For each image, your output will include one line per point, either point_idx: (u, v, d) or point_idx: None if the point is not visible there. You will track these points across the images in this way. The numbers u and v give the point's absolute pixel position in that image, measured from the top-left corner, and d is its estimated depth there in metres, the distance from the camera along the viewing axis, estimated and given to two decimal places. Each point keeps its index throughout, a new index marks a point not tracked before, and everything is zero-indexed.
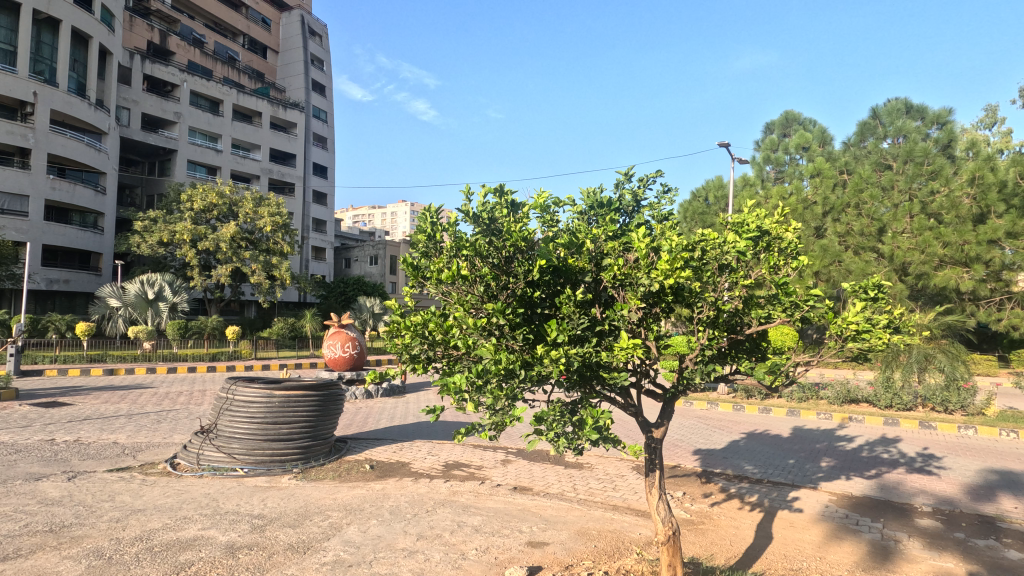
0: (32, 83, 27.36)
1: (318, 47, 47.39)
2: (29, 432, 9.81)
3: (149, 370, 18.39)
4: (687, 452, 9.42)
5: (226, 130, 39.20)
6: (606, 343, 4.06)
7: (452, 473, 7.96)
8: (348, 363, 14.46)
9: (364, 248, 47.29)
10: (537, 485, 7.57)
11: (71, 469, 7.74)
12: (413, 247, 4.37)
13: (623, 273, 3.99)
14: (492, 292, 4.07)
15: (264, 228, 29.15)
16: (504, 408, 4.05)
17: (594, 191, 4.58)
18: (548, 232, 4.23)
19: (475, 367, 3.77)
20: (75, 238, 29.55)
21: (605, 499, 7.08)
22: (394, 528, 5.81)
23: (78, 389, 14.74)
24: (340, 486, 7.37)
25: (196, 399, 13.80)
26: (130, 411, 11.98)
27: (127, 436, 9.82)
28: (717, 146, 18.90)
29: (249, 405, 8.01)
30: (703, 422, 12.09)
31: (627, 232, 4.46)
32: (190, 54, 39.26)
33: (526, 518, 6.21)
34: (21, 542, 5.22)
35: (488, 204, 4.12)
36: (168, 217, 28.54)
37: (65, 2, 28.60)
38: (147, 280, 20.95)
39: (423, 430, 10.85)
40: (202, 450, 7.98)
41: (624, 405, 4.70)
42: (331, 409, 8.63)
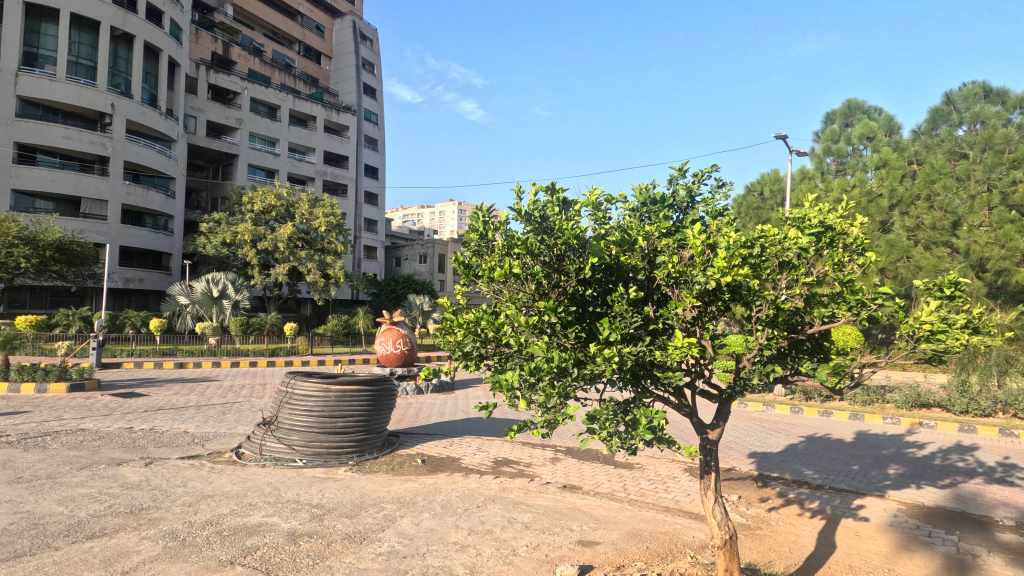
0: (110, 96, 29.32)
1: (368, 51, 48.70)
2: (111, 420, 10.57)
3: (214, 364, 19.46)
4: (742, 455, 9.12)
5: (284, 134, 40.82)
6: (659, 342, 4.00)
7: (501, 470, 8.03)
8: (399, 359, 14.74)
9: (414, 247, 48.53)
10: (586, 484, 7.53)
11: (146, 456, 8.28)
12: (465, 246, 4.44)
13: (678, 271, 3.92)
14: (544, 289, 4.07)
15: (319, 228, 30.19)
16: (555, 406, 4.06)
17: (646, 188, 4.55)
18: (599, 229, 4.22)
19: (528, 364, 3.78)
20: (148, 239, 31.51)
21: (657, 500, 6.97)
22: (446, 522, 5.92)
23: (151, 380, 15.76)
24: (393, 479, 7.57)
25: (257, 392, 14.48)
26: (198, 402, 12.74)
27: (197, 426, 10.42)
28: (773, 138, 18.15)
29: (307, 399, 8.33)
30: (758, 424, 11.70)
31: (682, 228, 4.40)
32: (250, 63, 41.08)
33: (576, 517, 6.19)
34: (106, 522, 5.64)
35: (539, 202, 4.14)
36: (231, 219, 29.98)
37: (138, 18, 30.59)
38: (212, 278, 22.12)
39: (472, 426, 10.98)
40: (265, 441, 8.36)
41: (677, 406, 4.61)
42: (385, 405, 8.88)
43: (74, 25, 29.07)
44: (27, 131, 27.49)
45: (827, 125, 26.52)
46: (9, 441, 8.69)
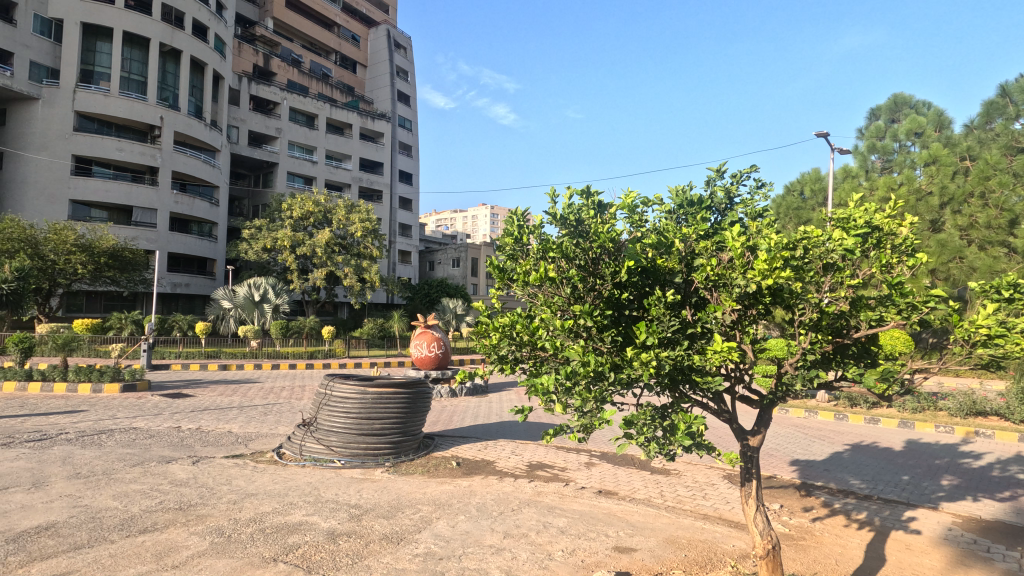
0: (159, 109, 30.68)
1: (402, 59, 49.57)
2: (160, 419, 11.04)
3: (256, 366, 20.05)
4: (783, 463, 8.86)
5: (321, 142, 41.88)
6: (698, 346, 3.92)
7: (536, 474, 8.01)
8: (433, 362, 14.91)
9: (447, 251, 49.12)
10: (622, 490, 7.43)
11: (194, 454, 8.60)
12: (500, 250, 4.47)
13: (717, 274, 3.86)
14: (579, 293, 4.06)
15: (355, 234, 30.83)
16: (592, 410, 4.04)
17: (682, 190, 4.50)
18: (634, 232, 4.19)
19: (564, 368, 3.77)
20: (194, 246, 32.77)
21: (695, 507, 6.82)
22: (481, 525, 5.94)
23: (196, 381, 16.38)
24: (429, 481, 7.66)
25: (297, 393, 14.89)
26: (242, 403, 13.17)
27: (240, 426, 10.77)
28: (813, 136, 17.61)
29: (345, 401, 8.51)
30: (800, 431, 11.34)
31: (720, 230, 4.33)
32: (289, 74, 42.33)
33: (612, 522, 6.13)
34: (158, 517, 5.89)
35: (574, 206, 4.14)
36: (271, 225, 30.89)
37: (185, 34, 31.96)
38: (253, 283, 22.89)
39: (506, 429, 11.00)
40: (304, 442, 8.57)
41: (717, 412, 4.52)
42: (420, 407, 9.00)
43: (126, 42, 30.57)
44: (84, 144, 29.04)
45: (871, 122, 25.59)
46: (68, 438, 9.17)
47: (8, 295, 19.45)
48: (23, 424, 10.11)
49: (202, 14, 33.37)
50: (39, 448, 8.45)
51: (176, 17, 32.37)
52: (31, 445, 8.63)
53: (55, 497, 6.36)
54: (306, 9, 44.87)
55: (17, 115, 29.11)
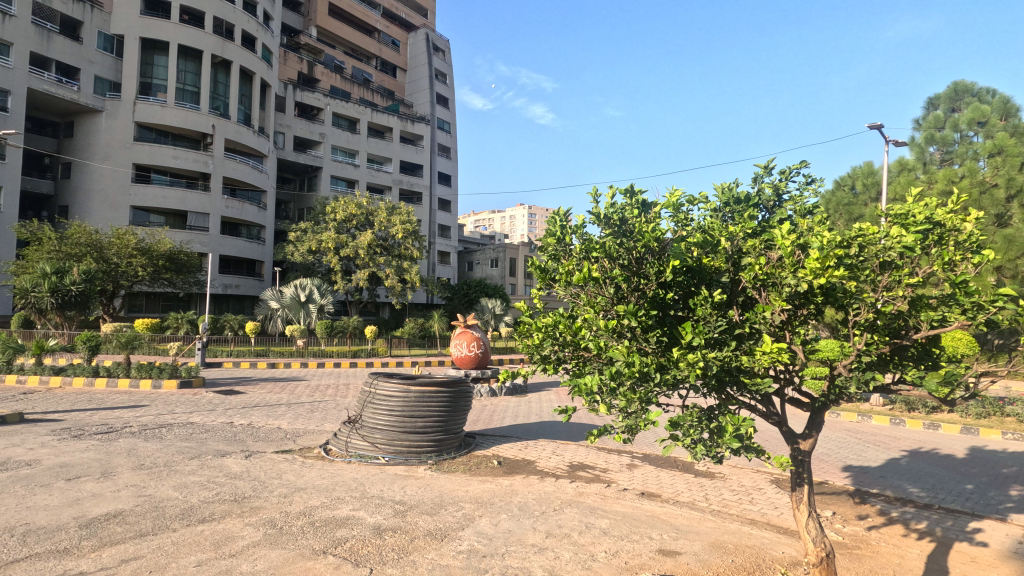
0: (211, 118, 32.08)
1: (441, 62, 50.25)
2: (215, 415, 11.55)
3: (302, 365, 20.68)
4: (835, 468, 8.54)
5: (363, 146, 42.85)
6: (746, 347, 3.83)
7: (577, 475, 7.99)
8: (473, 362, 15.06)
9: (485, 252, 49.50)
10: (665, 492, 7.34)
11: (246, 449, 8.97)
12: (542, 250, 4.48)
13: (766, 273, 3.78)
14: (623, 293, 4.04)
15: (396, 235, 31.40)
16: (637, 411, 4.01)
17: (729, 187, 4.44)
18: (679, 231, 4.14)
19: (608, 369, 3.75)
20: (243, 248, 34.07)
21: (741, 512, 6.66)
22: (524, 524, 5.97)
23: (248, 379, 17.08)
24: (470, 479, 7.75)
25: (342, 391, 15.32)
26: (290, 400, 13.65)
27: (288, 422, 11.17)
28: (866, 128, 16.77)
29: (388, 399, 8.68)
30: (854, 436, 10.89)
31: (768, 228, 4.23)
32: (333, 80, 43.49)
33: (656, 525, 6.05)
34: (215, 508, 6.17)
35: (617, 206, 4.12)
36: (316, 228, 31.79)
37: (235, 45, 33.32)
38: (300, 283, 23.71)
39: (547, 429, 11.01)
40: (350, 439, 8.79)
41: (766, 414, 4.41)
42: (461, 406, 9.11)
43: (181, 55, 32.09)
44: (143, 153, 30.63)
45: (929, 112, 24.29)
46: (132, 431, 9.72)
47: (75, 296, 20.75)
48: (92, 418, 10.78)
49: (250, 26, 34.74)
50: (106, 440, 8.98)
51: (227, 29, 33.79)
52: (100, 437, 9.21)
53: (122, 486, 6.75)
54: (347, 16, 45.99)
55: (83, 127, 30.99)
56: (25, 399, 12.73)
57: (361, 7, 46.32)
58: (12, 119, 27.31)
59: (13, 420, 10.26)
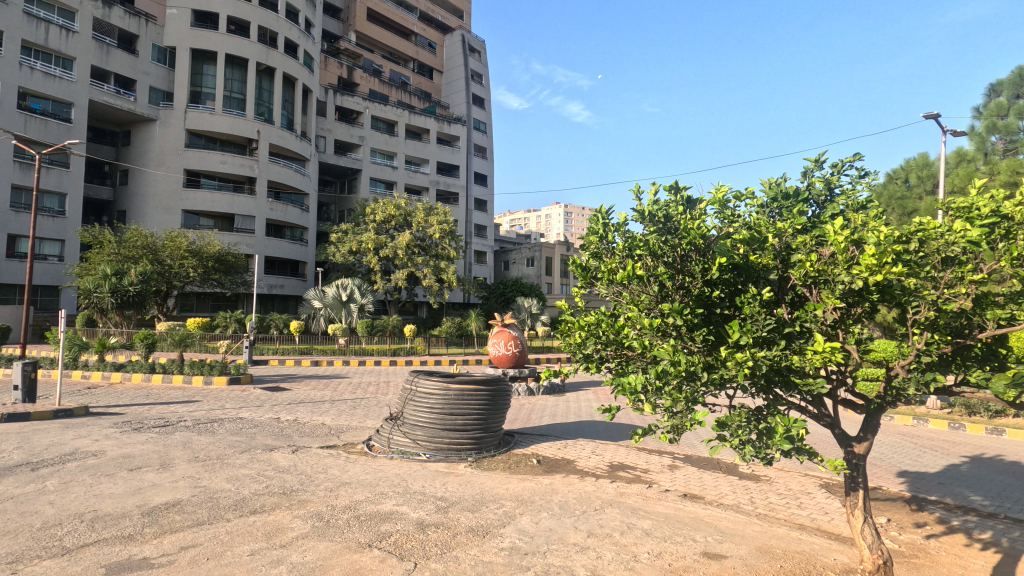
0: (256, 123, 33.23)
1: (476, 63, 50.61)
2: (262, 411, 11.98)
3: (344, 363, 21.23)
4: (889, 474, 8.19)
5: (401, 148, 43.53)
6: (796, 346, 3.73)
7: (618, 475, 7.92)
8: (510, 361, 15.12)
9: (521, 251, 49.58)
10: (708, 494, 7.19)
11: (293, 444, 9.26)
12: (584, 248, 4.49)
13: (817, 270, 3.67)
14: (666, 291, 3.99)
15: (433, 236, 31.78)
16: (682, 411, 3.96)
17: (777, 182, 4.36)
18: (725, 227, 4.08)
19: (653, 368, 3.71)
20: (287, 250, 35.15)
21: (789, 516, 6.47)
22: (565, 523, 5.96)
23: (293, 376, 17.58)
24: (511, 477, 7.78)
25: (382, 389, 15.63)
26: (333, 397, 14.00)
27: (332, 419, 11.48)
28: (922, 117, 15.93)
29: (429, 397, 8.81)
30: (909, 440, 10.42)
31: (818, 224, 4.11)
32: (371, 83, 44.32)
33: (699, 527, 5.95)
34: (265, 500, 6.40)
35: (660, 202, 4.09)
36: (356, 229, 32.49)
37: (279, 53, 34.41)
38: (341, 283, 24.32)
39: (585, 429, 10.97)
40: (392, 435, 8.93)
41: (816, 416, 4.28)
42: (500, 404, 9.18)
43: (228, 64, 33.36)
44: (194, 159, 31.98)
45: (990, 99, 22.97)
46: (186, 425, 10.17)
47: (133, 296, 21.84)
48: (150, 411, 11.35)
49: (293, 33, 35.81)
50: (164, 434, 9.43)
51: (270, 37, 34.91)
52: (158, 430, 9.68)
53: (179, 477, 7.08)
54: (385, 21, 46.82)
55: (139, 136, 32.56)
56: (90, 393, 13.51)
57: (398, 10, 47.08)
58: (75, 130, 29.35)
59: (80, 413, 10.90)
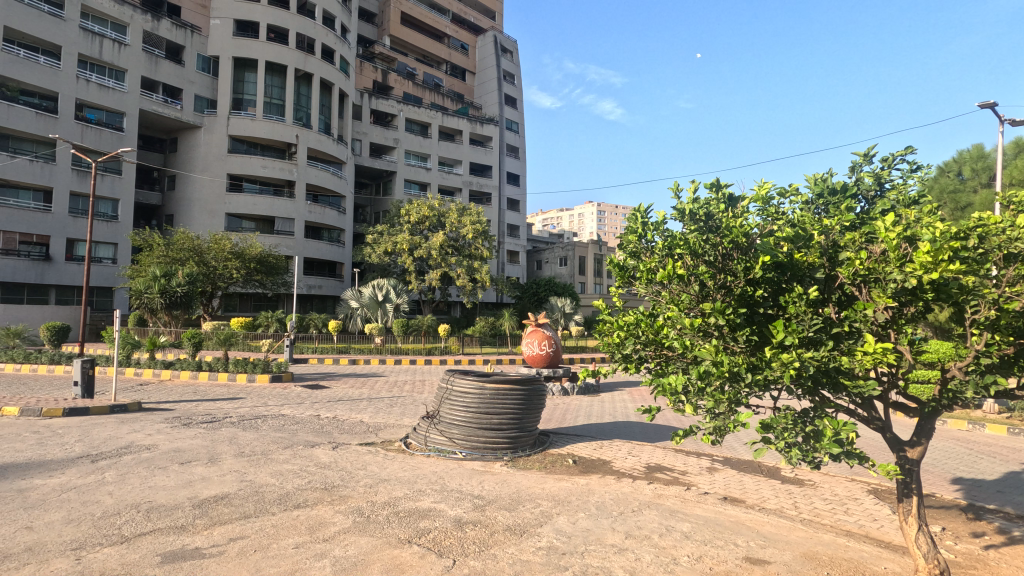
0: (295, 128, 34.16)
1: (509, 63, 50.74)
2: (303, 408, 12.31)
3: (381, 361, 21.59)
4: (943, 480, 7.83)
5: (434, 149, 44.02)
6: (845, 346, 3.62)
7: (655, 476, 7.84)
8: (545, 360, 15.09)
9: (554, 250, 49.44)
10: (750, 498, 7.02)
11: (333, 440, 9.48)
12: (622, 247, 4.46)
13: (867, 268, 3.54)
14: (707, 291, 3.93)
15: (466, 236, 32.02)
16: (725, 412, 3.89)
17: (823, 178, 4.26)
18: (768, 225, 3.99)
19: (695, 369, 3.66)
20: (325, 251, 35.98)
21: (836, 522, 6.26)
22: (602, 524, 5.93)
23: (332, 374, 18.00)
24: (546, 477, 7.78)
25: (418, 387, 15.86)
26: (371, 395, 14.27)
27: (370, 416, 11.72)
28: (978, 105, 15.14)
29: (465, 396, 8.89)
30: (964, 446, 9.93)
31: (867, 221, 3.98)
32: (405, 86, 44.95)
33: (740, 531, 5.82)
34: (308, 495, 6.58)
35: (701, 200, 4.03)
36: (391, 230, 33.01)
37: (316, 59, 35.29)
38: (377, 284, 24.75)
39: (621, 429, 10.88)
40: (429, 434, 9.04)
41: (867, 419, 4.15)
42: (535, 404, 9.18)
43: (268, 71, 34.39)
44: (237, 165, 33.09)
45: None
46: (232, 421, 10.54)
47: (181, 296, 22.78)
48: (198, 408, 11.81)
49: (329, 39, 36.67)
50: (211, 429, 9.80)
51: (308, 44, 35.82)
52: (206, 425, 10.08)
53: (226, 471, 7.35)
54: (419, 24, 47.44)
55: (186, 143, 33.89)
56: (142, 390, 14.15)
57: (431, 14, 47.62)
58: (127, 138, 30.76)
59: (133, 408, 11.43)
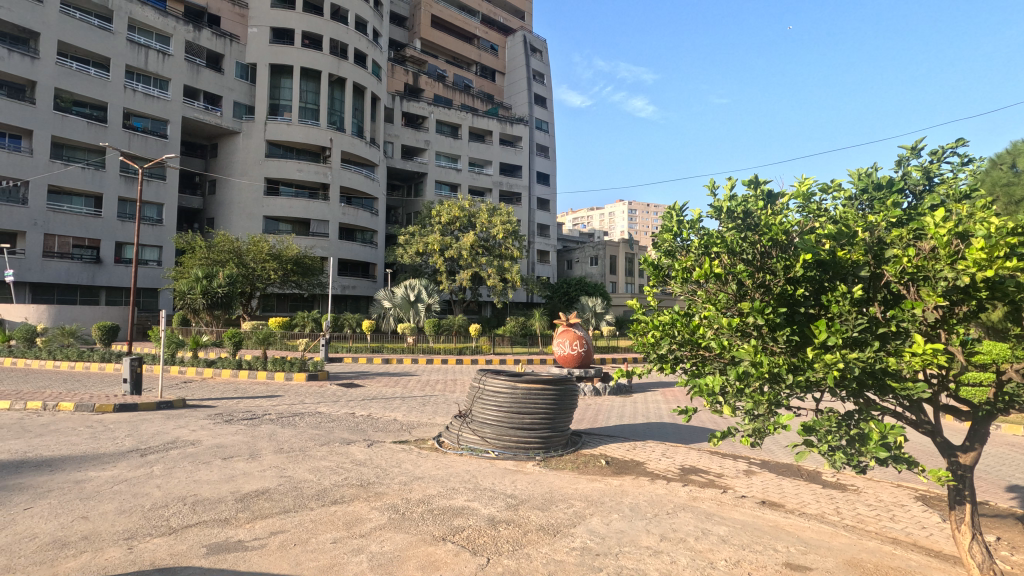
0: (329, 132, 34.88)
1: (539, 62, 50.65)
2: (339, 406, 12.56)
3: (413, 361, 21.86)
4: (998, 489, 7.45)
5: (465, 150, 44.32)
6: (892, 347, 3.50)
7: (690, 478, 7.72)
8: (576, 360, 15.01)
9: (585, 249, 49.13)
10: (789, 502, 6.84)
11: (367, 438, 9.65)
12: (656, 246, 4.41)
13: (916, 266, 3.39)
14: (746, 290, 3.84)
15: (497, 235, 32.12)
16: (765, 414, 3.81)
17: (868, 173, 4.14)
18: (809, 222, 3.89)
19: (734, 369, 3.59)
20: (358, 252, 36.65)
21: (881, 529, 6.05)
22: (636, 526, 5.87)
23: (366, 373, 18.34)
24: (579, 478, 7.75)
25: (449, 386, 16.00)
26: (404, 394, 14.46)
27: (404, 414, 11.88)
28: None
29: (497, 395, 8.93)
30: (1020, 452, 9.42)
31: (915, 216, 3.84)
32: (435, 88, 45.37)
33: (780, 536, 5.68)
34: (345, 491, 6.73)
35: (739, 198, 3.97)
36: (422, 231, 33.39)
37: (349, 63, 35.95)
38: (409, 284, 25.10)
39: (655, 430, 10.75)
40: (461, 433, 9.11)
41: (915, 422, 4.00)
42: (567, 404, 9.15)
43: (303, 77, 35.21)
44: (274, 169, 34.01)
45: None
46: (271, 418, 10.84)
47: (221, 297, 23.54)
48: (238, 405, 12.20)
49: (361, 44, 37.31)
50: (251, 426, 10.10)
51: (342, 49, 36.53)
52: (246, 422, 10.39)
53: (267, 467, 7.57)
54: (449, 26, 47.84)
55: (225, 148, 35.01)
56: (186, 387, 14.68)
57: (461, 15, 47.94)
58: (170, 145, 31.95)
59: (178, 405, 11.88)
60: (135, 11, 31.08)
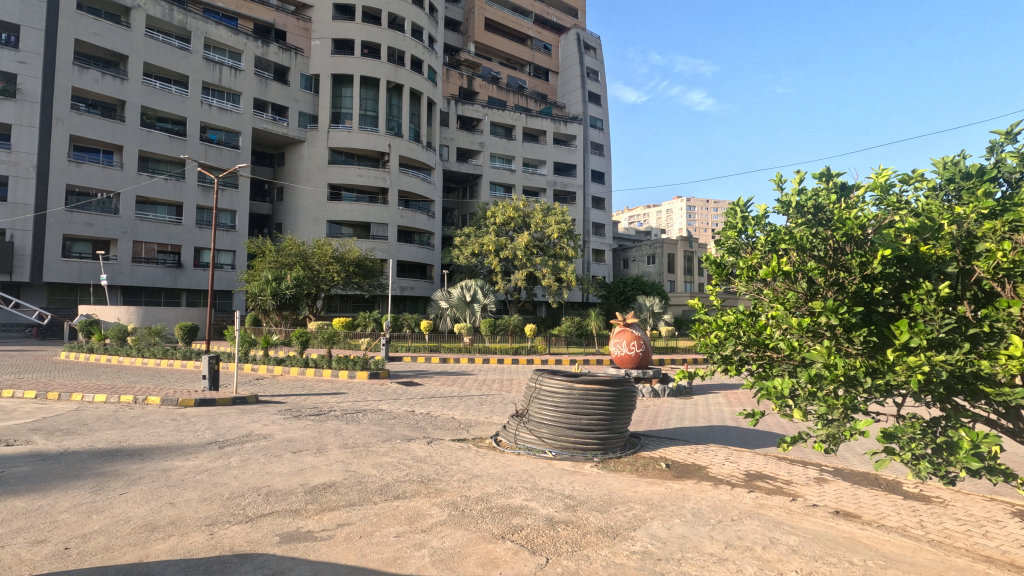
0: (387, 137, 35.91)
1: (593, 60, 50.09)
2: (399, 404, 12.91)
3: (470, 360, 22.18)
4: None
5: (519, 151, 44.51)
6: (983, 348, 3.23)
7: (756, 484, 7.42)
8: (633, 361, 14.79)
9: (642, 248, 48.18)
10: (866, 513, 6.45)
11: (427, 435, 9.87)
12: (719, 243, 4.29)
13: (1012, 262, 3.12)
14: (817, 288, 3.66)
15: (551, 235, 32.04)
16: (839, 420, 3.62)
17: (954, 162, 3.86)
18: (888, 216, 3.67)
19: (805, 372, 3.43)
20: (416, 254, 37.57)
21: (971, 546, 5.60)
22: (699, 531, 5.71)
23: (425, 372, 18.76)
24: (639, 480, 7.61)
25: (506, 386, 16.11)
26: (461, 393, 14.70)
27: (462, 413, 12.07)
28: None
29: (554, 395, 8.91)
30: None
31: (1010, 207, 3.54)
32: (489, 90, 45.83)
33: (856, 549, 5.37)
34: (406, 487, 6.91)
35: (810, 192, 3.80)
36: (478, 232, 33.78)
37: (406, 70, 36.88)
38: (465, 284, 25.47)
39: (717, 434, 10.40)
40: (519, 432, 9.16)
41: (1011, 431, 3.68)
42: (625, 405, 9.01)
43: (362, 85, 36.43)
44: (336, 175, 35.40)
45: None
46: (336, 414, 11.29)
47: (289, 298, 24.71)
48: (306, 401, 12.78)
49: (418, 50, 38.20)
50: (318, 421, 10.55)
51: (399, 57, 37.54)
52: (314, 418, 10.86)
53: (333, 461, 7.90)
54: (502, 28, 48.17)
55: (291, 156, 36.77)
56: (259, 384, 15.54)
57: (515, 17, 48.17)
58: (242, 155, 33.88)
59: (252, 400, 12.58)
60: (209, 31, 33.16)
